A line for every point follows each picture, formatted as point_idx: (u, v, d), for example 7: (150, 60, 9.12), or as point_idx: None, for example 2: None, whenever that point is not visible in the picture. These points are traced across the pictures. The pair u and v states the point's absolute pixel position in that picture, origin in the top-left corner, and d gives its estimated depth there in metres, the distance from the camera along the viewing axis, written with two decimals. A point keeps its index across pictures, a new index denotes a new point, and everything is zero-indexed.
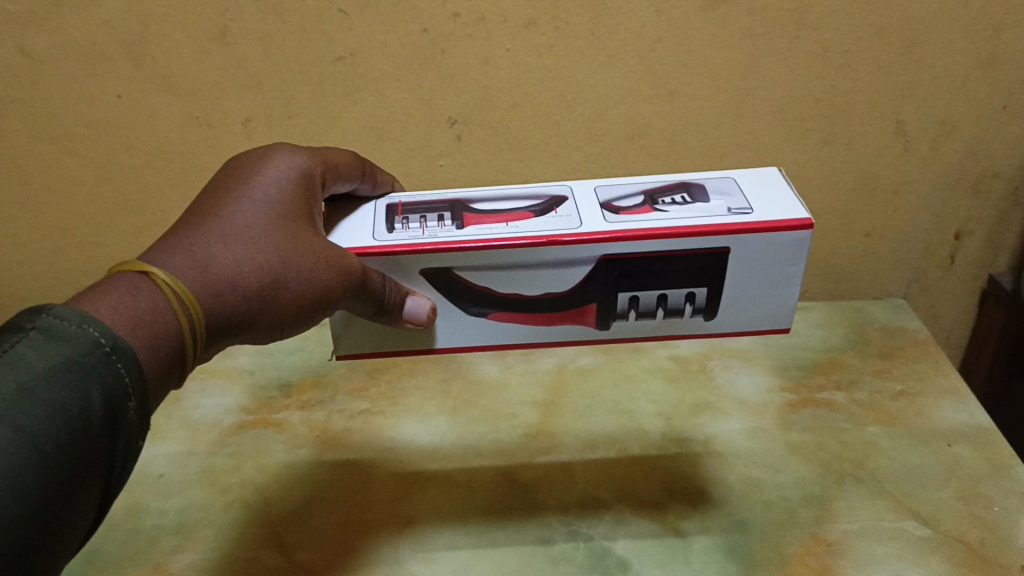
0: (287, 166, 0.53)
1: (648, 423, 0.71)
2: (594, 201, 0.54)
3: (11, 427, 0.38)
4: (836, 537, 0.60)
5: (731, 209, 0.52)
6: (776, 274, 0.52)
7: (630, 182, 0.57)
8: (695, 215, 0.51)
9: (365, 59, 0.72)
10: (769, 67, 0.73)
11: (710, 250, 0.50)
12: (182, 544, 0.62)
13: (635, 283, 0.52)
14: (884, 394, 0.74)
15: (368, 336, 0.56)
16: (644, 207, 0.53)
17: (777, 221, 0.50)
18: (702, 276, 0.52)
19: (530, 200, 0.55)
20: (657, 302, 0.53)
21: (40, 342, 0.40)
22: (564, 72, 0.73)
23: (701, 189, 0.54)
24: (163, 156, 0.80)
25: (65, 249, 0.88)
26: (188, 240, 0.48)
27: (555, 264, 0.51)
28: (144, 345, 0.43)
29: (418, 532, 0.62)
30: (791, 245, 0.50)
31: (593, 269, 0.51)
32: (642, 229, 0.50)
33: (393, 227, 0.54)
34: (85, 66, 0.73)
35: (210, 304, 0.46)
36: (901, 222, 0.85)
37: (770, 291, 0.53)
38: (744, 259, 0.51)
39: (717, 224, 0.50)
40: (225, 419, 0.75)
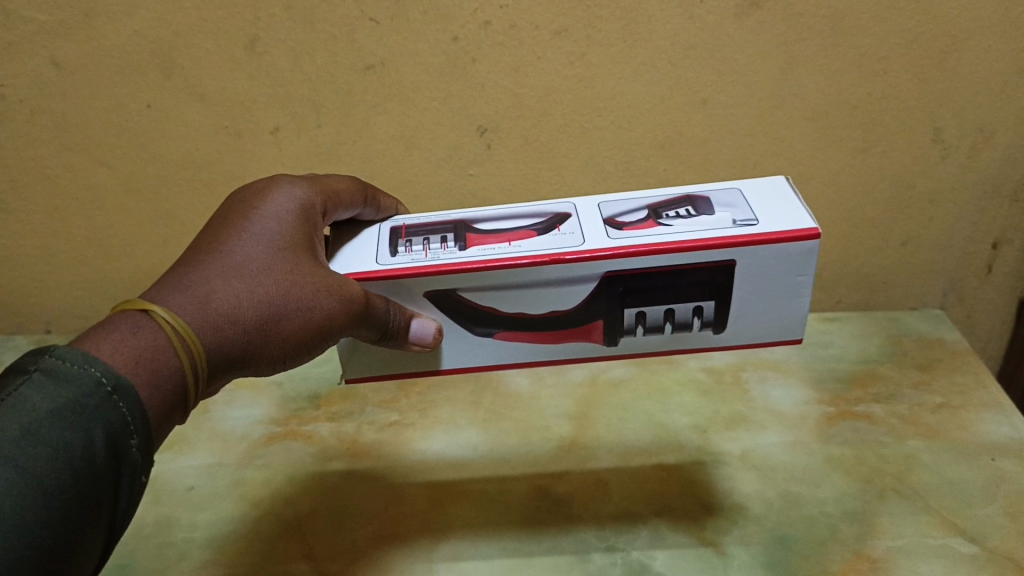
0: (286, 198, 0.53)
1: (683, 436, 0.70)
2: (597, 217, 0.53)
3: (14, 471, 0.37)
4: (879, 554, 0.59)
5: (736, 222, 0.50)
6: (786, 284, 0.51)
7: (634, 197, 0.55)
8: (699, 228, 0.50)
9: (396, 68, 0.72)
10: (804, 73, 0.72)
11: (716, 264, 0.49)
12: (215, 556, 0.61)
13: (642, 299, 0.51)
14: (923, 407, 0.73)
15: (371, 356, 0.55)
16: (647, 222, 0.52)
17: (783, 232, 0.49)
18: (710, 290, 0.51)
19: (532, 218, 0.54)
20: (663, 318, 0.52)
21: (43, 383, 0.40)
22: (596, 80, 0.73)
23: (707, 201, 0.53)
24: (193, 166, 0.79)
25: (95, 258, 0.88)
26: (187, 275, 0.47)
27: (559, 283, 0.50)
28: (145, 383, 0.42)
29: (452, 545, 0.61)
30: (799, 256, 0.49)
31: (597, 286, 0.50)
32: (644, 245, 0.49)
33: (396, 250, 0.53)
34: (115, 76, 0.73)
35: (210, 338, 0.46)
36: (937, 231, 0.84)
37: (781, 300, 0.51)
38: (752, 272, 0.50)
39: (721, 238, 0.49)
40: (255, 430, 0.74)
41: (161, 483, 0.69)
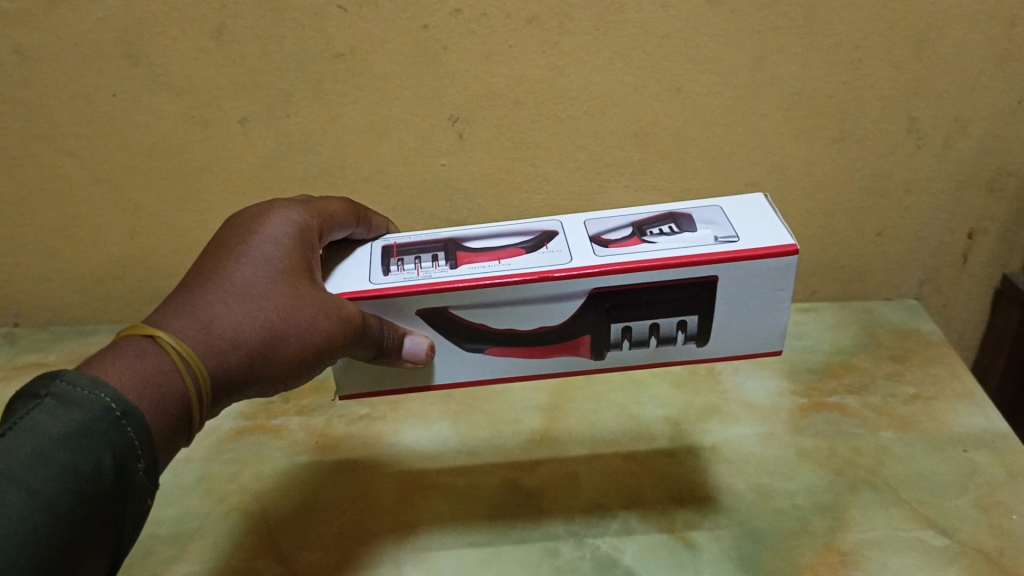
0: (284, 221, 0.51)
1: (656, 428, 0.70)
2: (584, 235, 0.53)
3: (25, 504, 0.37)
4: (849, 547, 0.59)
5: (717, 237, 0.50)
6: (768, 299, 0.51)
7: (618, 213, 0.55)
8: (680, 244, 0.50)
9: (363, 57, 0.71)
10: (777, 62, 0.71)
11: (700, 280, 0.49)
12: (179, 554, 0.60)
13: (628, 314, 0.51)
14: (897, 398, 0.72)
15: (363, 376, 0.54)
16: (631, 238, 0.52)
17: (764, 249, 0.49)
18: (695, 304, 0.51)
19: (520, 236, 0.54)
20: (648, 332, 0.52)
21: (53, 408, 0.40)
22: (569, 68, 0.72)
23: (687, 216, 0.53)
24: (160, 158, 0.78)
25: (58, 252, 0.86)
26: (187, 300, 0.46)
27: (547, 300, 0.50)
28: (152, 408, 0.42)
29: (420, 540, 0.61)
30: (780, 271, 0.49)
31: (584, 305, 0.50)
32: (628, 262, 0.49)
33: (388, 270, 0.53)
34: (78, 66, 0.71)
35: (213, 364, 0.44)
36: (914, 221, 0.83)
37: (762, 315, 0.51)
38: (735, 287, 0.50)
39: (703, 253, 0.49)
40: (223, 424, 0.73)
41: None
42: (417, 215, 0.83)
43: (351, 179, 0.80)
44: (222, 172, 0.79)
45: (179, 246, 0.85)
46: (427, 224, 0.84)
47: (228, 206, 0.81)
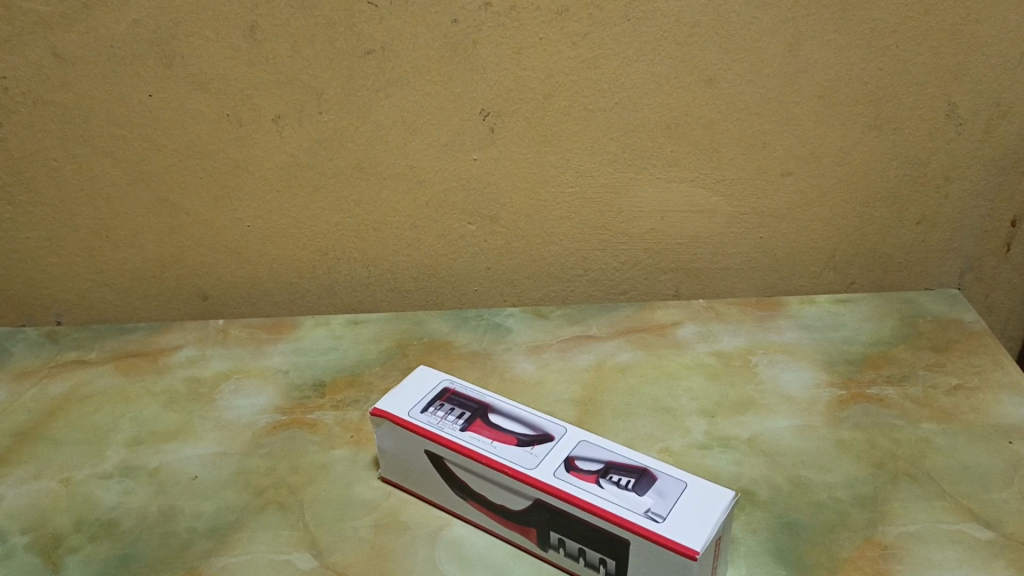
0: None
1: (690, 421, 0.69)
2: (567, 450, 0.59)
3: None
4: (891, 540, 0.58)
5: (647, 511, 0.53)
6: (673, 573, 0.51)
7: (614, 448, 0.59)
8: (613, 502, 0.54)
9: (395, 53, 0.72)
10: (813, 49, 0.72)
11: (614, 537, 0.53)
12: (217, 547, 0.60)
13: (562, 528, 0.56)
14: (938, 388, 0.71)
15: None
16: (591, 474, 0.56)
17: (668, 540, 0.51)
18: (611, 548, 0.54)
19: (528, 428, 0.61)
20: (579, 550, 0.56)
21: None
22: (600, 60, 0.72)
23: (652, 481, 0.56)
24: (194, 154, 0.77)
25: (87, 255, 0.83)
26: None
27: (509, 490, 0.57)
28: None
29: (455, 535, 0.61)
30: (678, 567, 0.51)
31: (531, 502, 0.56)
32: (559, 490, 0.55)
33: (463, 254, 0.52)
34: (116, 67, 0.73)
35: None
36: (954, 209, 0.82)
37: None
38: (643, 555, 0.52)
39: (600, 509, 0.53)
40: (260, 419, 0.72)
41: (165, 473, 0.67)
42: (451, 211, 0.81)
43: (384, 174, 0.78)
44: (256, 170, 0.78)
45: (211, 246, 0.83)
46: (461, 222, 0.81)
47: (262, 202, 0.80)
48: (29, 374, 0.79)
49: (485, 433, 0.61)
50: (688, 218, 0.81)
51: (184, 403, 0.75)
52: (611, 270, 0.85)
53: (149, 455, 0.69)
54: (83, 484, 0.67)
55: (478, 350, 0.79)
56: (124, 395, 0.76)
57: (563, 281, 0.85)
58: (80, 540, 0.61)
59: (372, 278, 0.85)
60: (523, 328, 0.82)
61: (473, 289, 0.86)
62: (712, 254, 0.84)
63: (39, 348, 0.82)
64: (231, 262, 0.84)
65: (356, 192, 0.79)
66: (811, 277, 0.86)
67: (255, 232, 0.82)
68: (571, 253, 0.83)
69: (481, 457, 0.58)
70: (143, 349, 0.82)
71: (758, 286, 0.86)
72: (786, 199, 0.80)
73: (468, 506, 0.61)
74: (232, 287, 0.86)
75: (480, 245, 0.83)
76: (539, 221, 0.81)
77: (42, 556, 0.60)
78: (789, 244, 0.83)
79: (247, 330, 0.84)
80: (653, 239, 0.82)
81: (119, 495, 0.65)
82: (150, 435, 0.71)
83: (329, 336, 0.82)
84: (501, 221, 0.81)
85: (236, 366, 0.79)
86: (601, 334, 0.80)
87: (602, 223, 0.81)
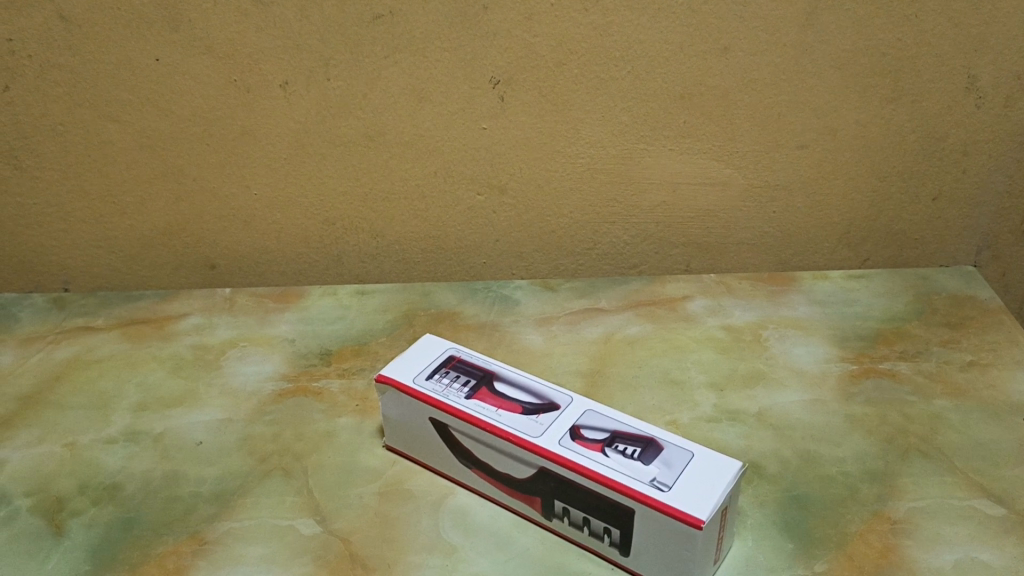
0: None
1: (699, 394, 0.68)
2: (573, 419, 0.58)
3: None
4: (901, 515, 0.57)
5: (653, 480, 0.52)
6: (678, 543, 0.51)
7: (620, 418, 0.59)
8: (618, 470, 0.53)
9: (405, 18, 0.71)
10: (830, 18, 0.70)
11: (620, 506, 0.52)
12: (221, 512, 0.60)
13: (567, 497, 0.55)
14: (952, 364, 0.70)
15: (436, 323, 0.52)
16: (596, 443, 0.56)
17: (674, 509, 0.50)
18: (616, 518, 0.53)
19: (533, 397, 0.61)
20: (583, 520, 0.55)
21: None
22: (613, 27, 0.71)
23: (658, 450, 0.55)
24: (202, 120, 0.77)
25: (95, 221, 0.83)
26: None
27: (514, 458, 0.57)
28: None
29: (460, 504, 0.60)
30: (683, 536, 0.50)
31: (536, 470, 0.56)
32: (563, 458, 0.54)
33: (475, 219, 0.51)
34: (123, 29, 0.72)
35: None
36: (971, 184, 0.80)
37: (673, 556, 0.52)
38: (648, 525, 0.51)
39: (606, 478, 0.52)
40: (265, 386, 0.72)
41: (169, 439, 0.67)
42: (460, 182, 0.80)
43: (393, 143, 0.77)
44: (264, 137, 0.77)
45: (219, 214, 0.82)
46: (470, 192, 0.80)
47: (270, 170, 0.79)
48: (36, 339, 0.79)
49: (490, 401, 0.60)
50: (700, 191, 0.80)
51: (189, 370, 0.74)
52: (621, 243, 0.84)
53: (155, 421, 0.69)
54: (88, 448, 0.66)
55: (485, 321, 0.78)
56: (130, 361, 0.76)
57: (573, 254, 0.84)
58: (83, 503, 0.61)
59: (380, 248, 0.84)
60: (531, 301, 0.81)
61: (481, 261, 0.85)
62: (724, 227, 0.82)
63: (46, 314, 0.82)
64: (238, 230, 0.83)
65: (364, 160, 0.78)
66: (824, 253, 0.84)
67: (263, 200, 0.81)
68: (580, 225, 0.82)
69: (485, 424, 0.57)
70: (150, 316, 0.81)
71: (771, 261, 0.85)
72: (800, 172, 0.79)
73: (473, 475, 0.60)
74: (239, 256, 0.85)
75: (489, 217, 0.82)
76: (549, 193, 0.80)
77: (45, 518, 0.60)
78: (803, 218, 0.82)
79: (254, 299, 0.83)
80: (665, 212, 0.81)
81: (123, 459, 0.65)
82: (155, 401, 0.71)
83: (336, 306, 0.82)
84: (510, 191, 0.80)
85: (242, 334, 0.79)
86: (610, 307, 0.79)
87: (613, 195, 0.80)
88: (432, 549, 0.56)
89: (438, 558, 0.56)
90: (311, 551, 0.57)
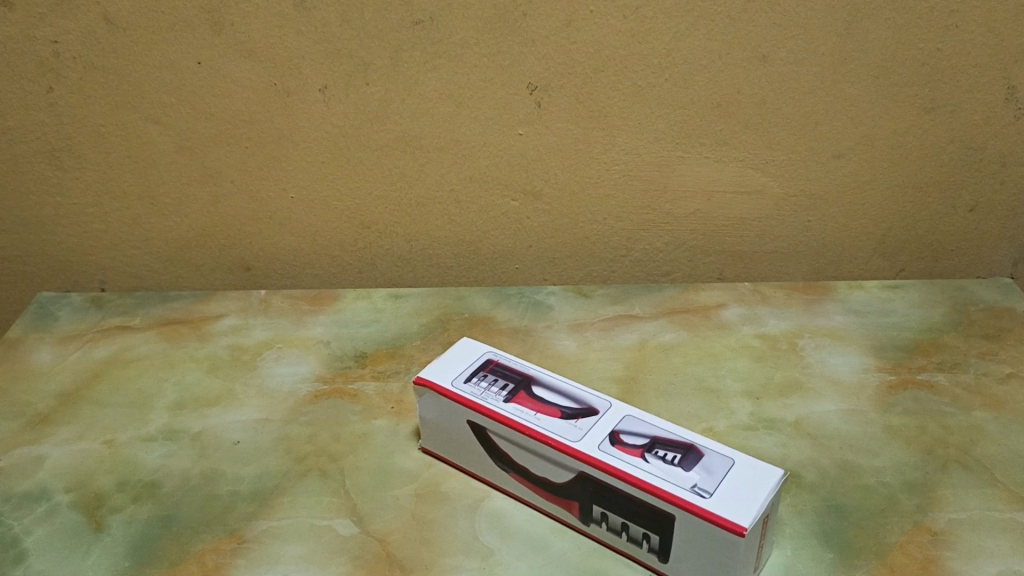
0: None
1: (735, 402, 0.68)
2: (612, 425, 0.58)
3: None
4: (941, 526, 0.56)
5: (694, 487, 0.52)
6: (718, 550, 0.51)
7: (659, 424, 0.59)
8: (659, 476, 0.53)
9: (444, 24, 0.71)
10: (870, 27, 0.70)
11: (660, 512, 0.52)
12: (259, 511, 0.60)
13: (606, 501, 0.55)
14: (990, 376, 0.70)
15: None
16: (635, 448, 0.56)
17: (715, 515, 0.50)
18: (655, 523, 0.53)
19: (572, 402, 0.61)
20: (622, 525, 0.55)
21: None
22: (651, 34, 0.71)
23: (698, 457, 0.55)
24: (241, 123, 0.77)
25: (133, 222, 0.84)
26: None
27: (552, 462, 0.57)
28: None
29: (497, 507, 0.60)
30: (725, 543, 0.50)
31: (574, 475, 0.56)
32: (603, 463, 0.54)
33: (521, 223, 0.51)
34: (166, 32, 0.73)
35: None
36: (1008, 195, 0.80)
37: (714, 564, 0.51)
38: (689, 531, 0.51)
39: (647, 483, 0.52)
40: (301, 387, 0.73)
41: (207, 438, 0.68)
42: (495, 187, 0.80)
43: (429, 147, 0.78)
44: (302, 140, 0.78)
45: (256, 216, 0.83)
46: (504, 198, 0.81)
47: (307, 173, 0.80)
48: (74, 337, 0.80)
49: (529, 405, 0.60)
50: (735, 199, 0.80)
51: (225, 370, 0.75)
52: (654, 250, 0.84)
53: (192, 420, 0.69)
54: (126, 446, 0.67)
55: (519, 326, 0.79)
56: (167, 361, 0.76)
57: (606, 260, 0.85)
58: (122, 500, 0.62)
59: (414, 252, 0.85)
60: (564, 306, 0.81)
61: (514, 267, 0.85)
62: (759, 236, 0.82)
63: (84, 313, 0.83)
64: (275, 233, 0.84)
65: (401, 164, 0.79)
66: (859, 263, 0.84)
67: (299, 203, 0.82)
68: (614, 232, 0.83)
69: (524, 428, 0.57)
70: (186, 316, 0.82)
71: (805, 271, 0.85)
72: (836, 182, 0.79)
73: (510, 478, 0.60)
74: (275, 258, 0.86)
75: (523, 222, 0.82)
76: (584, 199, 0.81)
77: (86, 514, 0.61)
78: (838, 228, 0.82)
79: (289, 301, 0.84)
80: (699, 220, 0.81)
81: (162, 457, 0.66)
82: (193, 400, 0.72)
83: (370, 309, 0.82)
84: (544, 197, 0.80)
85: (277, 335, 0.79)
86: (644, 314, 0.79)
87: (647, 202, 0.80)
88: (470, 552, 0.57)
89: (475, 560, 0.56)
90: (349, 551, 0.57)
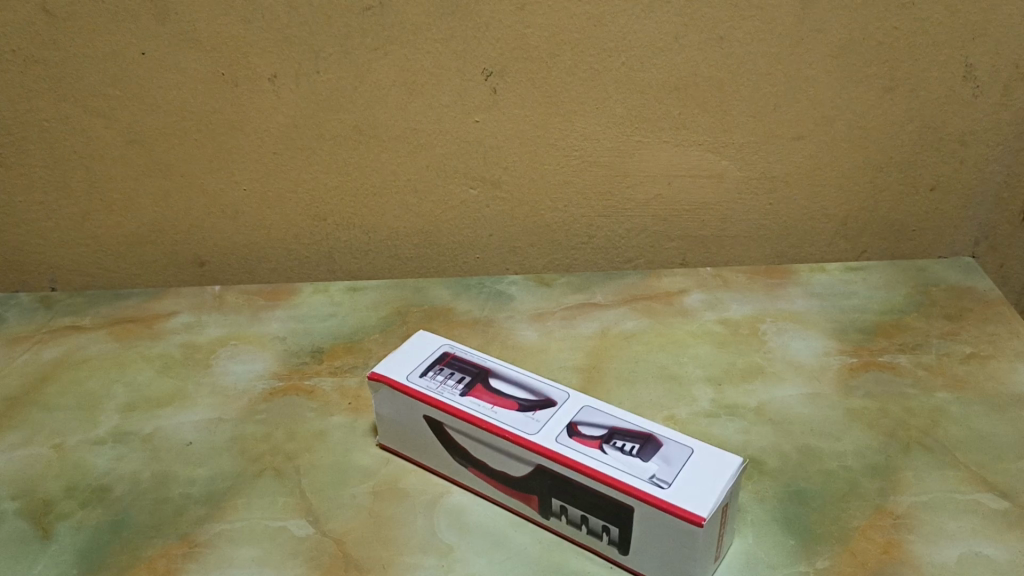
0: None
1: (697, 390, 0.67)
2: (570, 416, 0.57)
3: None
4: (903, 509, 0.56)
5: (652, 477, 0.51)
6: (678, 541, 0.50)
7: (618, 414, 0.58)
8: (617, 467, 0.52)
9: (394, 9, 0.69)
10: (828, 6, 0.69)
11: (619, 504, 0.51)
12: (211, 513, 0.59)
13: (565, 494, 0.54)
14: (952, 357, 0.69)
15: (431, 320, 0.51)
16: (593, 440, 0.55)
17: (673, 507, 0.49)
18: (615, 516, 0.52)
19: (529, 394, 0.60)
20: (582, 518, 0.54)
21: None
22: (607, 16, 0.70)
23: (657, 446, 0.54)
24: (189, 115, 0.75)
25: (81, 219, 0.82)
26: None
27: (510, 456, 0.56)
28: None
29: (456, 502, 0.59)
30: (683, 534, 0.49)
31: (533, 468, 0.55)
32: (562, 456, 0.53)
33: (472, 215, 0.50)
34: (108, 22, 0.70)
35: None
36: (968, 175, 0.79)
37: (674, 555, 0.51)
38: (648, 523, 0.50)
39: (605, 475, 0.51)
40: (257, 384, 0.71)
41: (159, 439, 0.66)
42: (453, 176, 0.79)
43: (384, 136, 0.76)
44: (253, 132, 0.76)
45: (208, 211, 0.81)
46: (463, 187, 0.79)
47: (260, 165, 0.78)
48: (22, 339, 0.77)
49: (485, 398, 0.59)
50: (696, 183, 0.79)
51: (178, 369, 0.73)
52: (615, 237, 0.83)
53: (144, 421, 0.68)
54: (75, 450, 0.65)
55: (479, 317, 0.77)
56: (119, 361, 0.74)
57: (567, 248, 0.83)
58: (71, 506, 0.60)
59: (372, 244, 0.83)
60: (526, 296, 0.80)
61: (474, 257, 0.84)
62: (720, 220, 0.81)
63: (33, 313, 0.81)
64: (228, 227, 0.82)
65: (355, 154, 0.77)
66: (821, 246, 0.83)
67: (252, 196, 0.80)
68: (575, 219, 0.81)
69: (481, 422, 0.56)
70: (138, 315, 0.80)
71: (768, 254, 0.84)
72: (797, 164, 0.78)
73: (469, 473, 0.59)
74: (229, 253, 0.84)
75: (482, 211, 0.81)
76: (543, 187, 0.79)
77: (32, 521, 0.59)
78: (799, 210, 0.81)
79: (244, 297, 0.82)
80: (660, 205, 0.80)
81: (112, 461, 0.64)
82: (145, 401, 0.70)
83: (328, 303, 0.81)
84: (503, 185, 0.79)
85: (232, 332, 0.77)
86: (605, 302, 0.78)
87: (607, 188, 0.79)
88: (428, 550, 0.55)
89: (433, 558, 0.55)
90: (305, 553, 0.56)
